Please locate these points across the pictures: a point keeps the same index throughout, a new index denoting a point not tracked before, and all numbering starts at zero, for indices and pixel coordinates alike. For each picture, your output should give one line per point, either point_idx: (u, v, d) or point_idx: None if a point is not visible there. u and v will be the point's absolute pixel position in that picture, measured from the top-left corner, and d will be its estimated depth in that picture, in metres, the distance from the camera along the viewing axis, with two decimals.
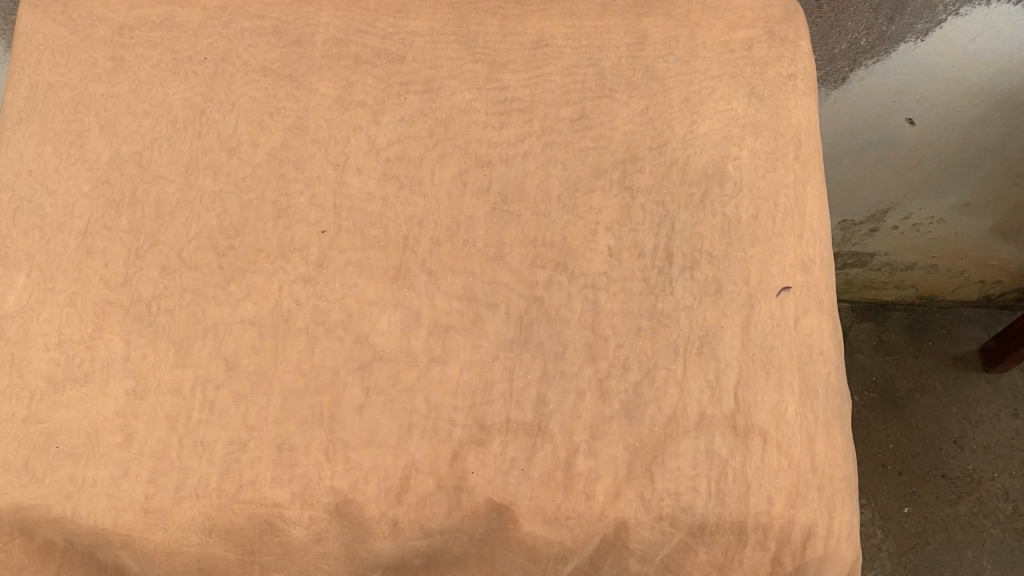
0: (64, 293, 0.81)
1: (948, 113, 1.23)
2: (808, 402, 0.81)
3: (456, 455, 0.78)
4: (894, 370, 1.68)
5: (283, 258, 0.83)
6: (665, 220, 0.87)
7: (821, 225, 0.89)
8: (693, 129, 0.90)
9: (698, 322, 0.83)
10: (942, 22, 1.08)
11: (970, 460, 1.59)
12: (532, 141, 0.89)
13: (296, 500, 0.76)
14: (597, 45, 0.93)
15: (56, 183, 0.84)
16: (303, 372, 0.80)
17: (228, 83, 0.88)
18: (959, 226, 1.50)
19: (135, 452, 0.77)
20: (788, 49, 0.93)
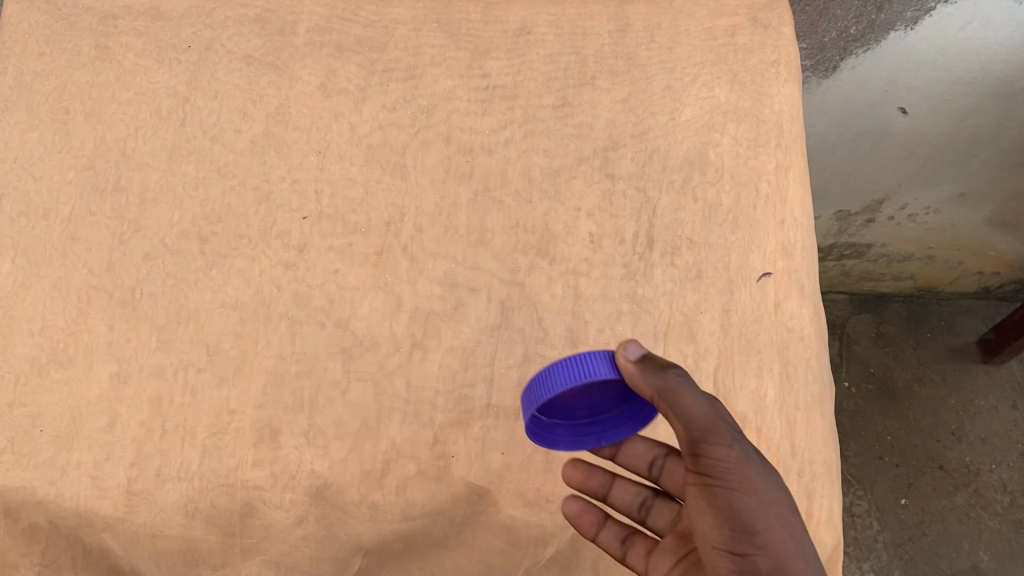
0: (49, 279, 0.81)
1: (942, 100, 1.20)
2: (790, 386, 0.81)
3: (437, 438, 0.79)
4: (892, 363, 1.65)
5: (265, 244, 0.84)
6: (647, 205, 0.87)
7: (804, 211, 0.88)
8: (675, 117, 0.90)
9: (678, 307, 0.83)
10: (931, 10, 1.06)
11: (967, 452, 1.57)
12: (514, 128, 0.89)
13: (277, 483, 0.77)
14: (580, 33, 0.93)
15: (41, 170, 0.85)
16: (284, 357, 0.81)
17: (211, 71, 0.89)
18: (956, 216, 1.48)
19: (118, 435, 0.77)
20: (771, 35, 0.93)
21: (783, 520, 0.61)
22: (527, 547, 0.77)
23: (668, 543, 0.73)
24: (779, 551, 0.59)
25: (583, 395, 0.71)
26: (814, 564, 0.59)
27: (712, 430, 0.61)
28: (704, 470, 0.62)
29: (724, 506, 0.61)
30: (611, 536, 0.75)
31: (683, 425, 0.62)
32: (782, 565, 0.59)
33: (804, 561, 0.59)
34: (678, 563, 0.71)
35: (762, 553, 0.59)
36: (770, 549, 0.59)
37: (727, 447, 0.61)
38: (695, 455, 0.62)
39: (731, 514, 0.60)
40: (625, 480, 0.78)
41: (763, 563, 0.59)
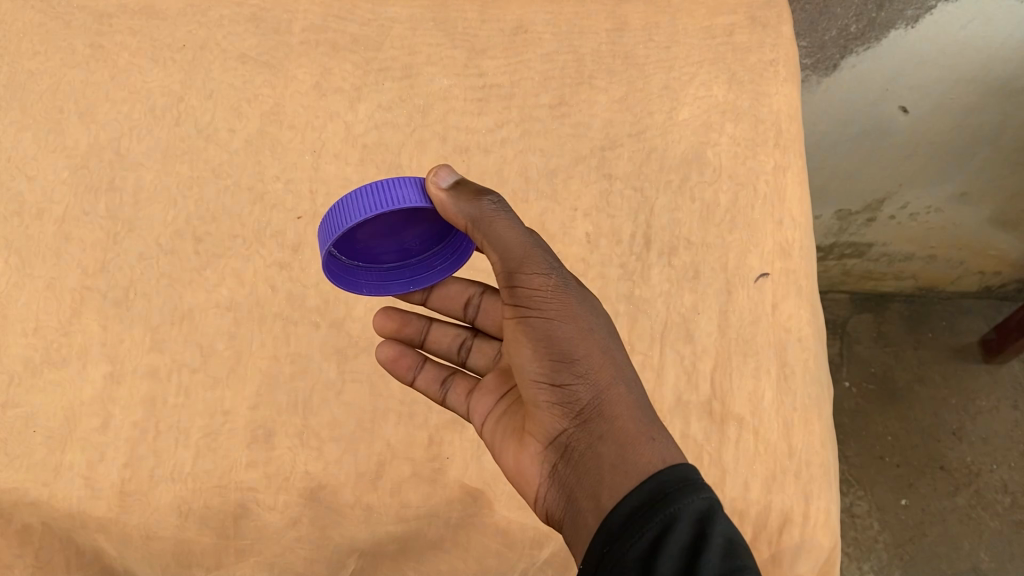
0: (42, 279, 0.81)
1: (943, 101, 1.18)
2: (787, 387, 0.79)
3: (432, 440, 0.79)
4: (893, 362, 1.54)
5: (259, 244, 0.84)
6: (644, 206, 0.87)
7: (802, 212, 0.87)
8: (673, 116, 0.90)
9: (676, 308, 0.83)
10: (932, 8, 1.05)
11: (967, 452, 1.44)
12: (510, 128, 0.89)
13: (271, 485, 0.76)
14: (577, 32, 0.93)
15: (35, 169, 0.85)
16: (278, 358, 0.80)
17: (206, 70, 0.89)
18: (955, 216, 1.41)
19: (110, 436, 0.77)
20: (770, 35, 0.93)
21: (608, 340, 0.59)
22: (522, 550, 0.76)
23: (488, 382, 0.69)
24: (608, 391, 0.57)
25: (427, 228, 0.69)
26: (650, 425, 0.55)
27: (528, 259, 0.59)
28: (523, 300, 0.59)
29: (545, 335, 0.58)
30: (431, 380, 0.74)
31: (500, 255, 0.60)
32: (610, 411, 0.56)
33: (638, 427, 0.55)
34: (499, 401, 0.67)
35: (602, 426, 0.56)
36: (604, 401, 0.56)
37: (543, 275, 0.59)
38: (512, 286, 0.59)
39: (559, 346, 0.57)
40: (442, 325, 0.77)
41: (584, 392, 0.57)
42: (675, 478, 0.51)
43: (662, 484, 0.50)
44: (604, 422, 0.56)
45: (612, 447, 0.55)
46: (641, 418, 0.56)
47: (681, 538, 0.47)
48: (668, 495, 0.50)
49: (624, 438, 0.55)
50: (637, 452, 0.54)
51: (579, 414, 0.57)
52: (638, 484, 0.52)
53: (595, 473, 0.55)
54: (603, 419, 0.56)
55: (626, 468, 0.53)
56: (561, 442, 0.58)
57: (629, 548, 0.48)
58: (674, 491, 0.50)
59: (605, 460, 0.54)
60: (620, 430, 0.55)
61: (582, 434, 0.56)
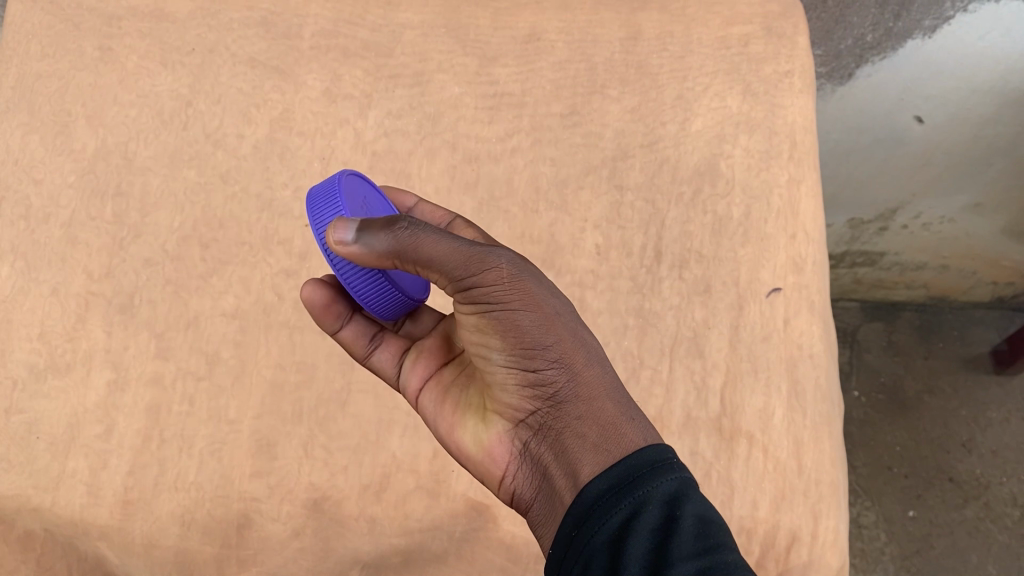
0: (48, 284, 0.81)
1: (957, 113, 1.17)
2: (797, 404, 0.79)
3: (437, 452, 0.78)
4: (902, 371, 1.52)
5: (266, 251, 0.83)
6: (655, 218, 0.86)
7: (816, 227, 0.86)
8: (685, 127, 0.88)
9: (685, 322, 0.82)
10: (950, 18, 1.04)
11: (977, 464, 1.42)
12: (521, 137, 0.88)
13: (274, 495, 0.75)
14: (590, 41, 0.91)
15: (42, 173, 0.84)
16: (284, 367, 0.80)
17: (215, 74, 0.88)
18: (969, 226, 1.39)
19: (115, 444, 0.76)
20: (786, 45, 0.91)
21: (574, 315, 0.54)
22: (526, 564, 0.75)
23: (425, 346, 0.65)
24: (581, 371, 0.51)
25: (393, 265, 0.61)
26: (628, 404, 0.51)
27: (477, 260, 0.50)
28: (476, 298, 0.51)
29: (509, 327, 0.51)
30: (359, 332, 0.67)
31: (439, 270, 0.50)
32: (588, 393, 0.51)
33: (617, 408, 0.51)
34: (445, 369, 0.63)
35: (578, 408, 0.51)
36: (581, 383, 0.51)
37: (496, 272, 0.50)
38: (464, 291, 0.51)
39: (525, 339, 0.51)
40: None
41: (560, 376, 0.51)
42: (645, 460, 0.47)
43: (633, 467, 0.47)
44: (581, 406, 0.51)
45: (594, 429, 0.50)
46: (621, 397, 0.51)
47: (650, 519, 0.44)
48: (637, 477, 0.46)
49: (605, 419, 0.50)
50: (621, 432, 0.49)
51: (550, 396, 0.52)
52: (614, 465, 0.47)
53: (573, 454, 0.50)
54: (581, 401, 0.51)
55: (610, 448, 0.48)
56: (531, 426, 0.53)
57: (598, 530, 0.45)
58: (645, 474, 0.46)
59: (587, 442, 0.49)
60: (601, 412, 0.50)
61: (556, 418, 0.52)
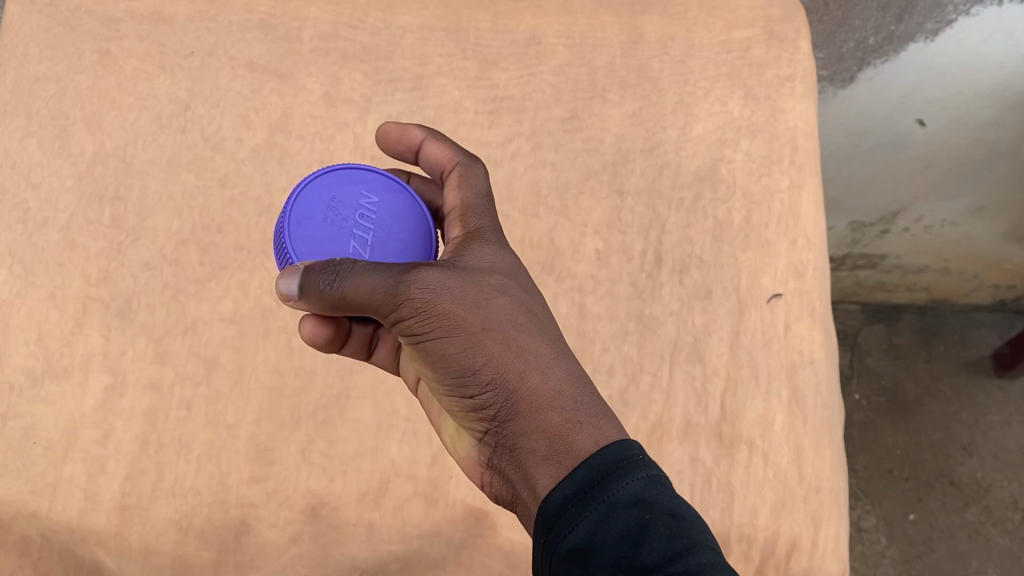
0: (45, 288, 0.80)
1: (959, 116, 1.16)
2: (798, 412, 0.79)
3: (436, 458, 0.78)
4: (903, 374, 1.52)
5: (265, 256, 0.82)
6: (656, 222, 0.85)
7: (817, 232, 0.85)
8: (686, 131, 0.88)
9: (686, 327, 0.82)
10: (952, 22, 1.04)
11: (978, 468, 1.42)
12: (522, 141, 0.87)
13: (272, 501, 0.75)
14: (591, 44, 0.91)
15: (40, 176, 0.84)
16: (282, 371, 0.79)
17: (214, 77, 0.87)
18: (970, 229, 1.38)
19: (112, 449, 0.76)
20: (787, 49, 0.91)
21: (512, 321, 0.52)
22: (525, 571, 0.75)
23: None
24: (520, 387, 0.51)
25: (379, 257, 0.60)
26: (576, 406, 0.50)
27: (398, 292, 0.51)
28: (408, 331, 0.52)
29: (444, 351, 0.52)
30: (357, 349, 0.69)
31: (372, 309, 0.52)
32: (530, 405, 0.51)
33: (560, 415, 0.50)
34: None
35: (522, 423, 0.51)
36: (522, 396, 0.51)
37: (417, 300, 0.51)
38: (397, 324, 0.52)
39: (458, 366, 0.52)
40: None
41: (501, 393, 0.51)
42: (607, 461, 0.47)
43: (596, 469, 0.47)
44: (523, 423, 0.51)
45: (541, 441, 0.50)
46: (566, 400, 0.50)
47: (619, 526, 0.44)
48: (598, 482, 0.46)
49: (549, 429, 0.50)
50: (567, 441, 0.49)
51: (496, 414, 0.52)
52: (570, 476, 0.47)
53: (528, 468, 0.50)
54: (523, 417, 0.51)
55: (558, 459, 0.49)
56: (490, 440, 0.54)
57: (567, 536, 0.45)
58: (606, 479, 0.46)
59: (536, 456, 0.50)
60: (544, 422, 0.50)
61: (506, 433, 0.52)
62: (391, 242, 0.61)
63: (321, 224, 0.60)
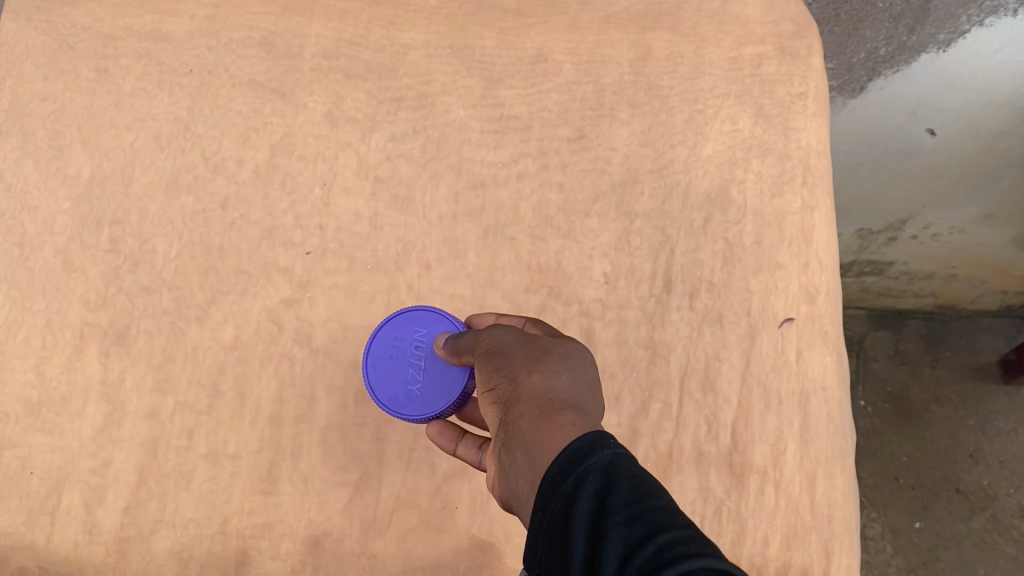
0: (43, 314, 0.79)
1: (970, 125, 1.15)
2: (810, 439, 0.78)
3: (440, 487, 0.76)
4: (909, 381, 1.52)
5: (265, 280, 0.80)
6: (665, 245, 0.84)
7: (831, 254, 0.83)
8: (696, 151, 0.86)
9: (696, 353, 0.80)
10: (965, 32, 1.01)
11: (985, 475, 1.44)
12: (528, 161, 0.85)
13: (274, 532, 0.74)
14: (599, 61, 0.88)
15: (37, 200, 0.82)
16: (283, 399, 0.78)
17: (213, 97, 0.85)
18: (978, 236, 1.37)
19: (111, 479, 0.75)
20: (799, 66, 0.88)
21: (548, 351, 0.55)
22: None
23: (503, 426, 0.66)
24: (529, 385, 0.52)
25: (435, 377, 0.67)
26: (575, 406, 0.50)
27: (479, 334, 0.59)
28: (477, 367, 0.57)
29: (485, 369, 0.56)
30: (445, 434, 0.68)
31: (464, 351, 0.60)
32: (530, 398, 0.51)
33: (554, 402, 0.50)
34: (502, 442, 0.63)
35: (521, 411, 0.51)
36: (525, 393, 0.52)
37: (487, 336, 0.58)
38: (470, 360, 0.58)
39: (491, 376, 0.55)
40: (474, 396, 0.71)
41: (509, 392, 0.53)
42: (586, 436, 0.45)
43: (572, 445, 0.45)
44: (523, 416, 0.50)
45: (531, 424, 0.49)
46: (563, 397, 0.51)
47: (590, 484, 0.42)
48: (577, 452, 0.44)
49: (541, 412, 0.49)
50: (552, 420, 0.48)
51: (506, 417, 0.52)
52: (555, 456, 0.45)
53: (520, 453, 0.49)
54: (523, 408, 0.51)
55: (543, 433, 0.48)
56: (499, 452, 0.53)
57: (550, 507, 0.43)
58: (585, 449, 0.44)
59: (523, 436, 0.49)
60: (538, 407, 0.50)
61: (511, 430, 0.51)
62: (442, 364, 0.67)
63: (388, 361, 0.68)
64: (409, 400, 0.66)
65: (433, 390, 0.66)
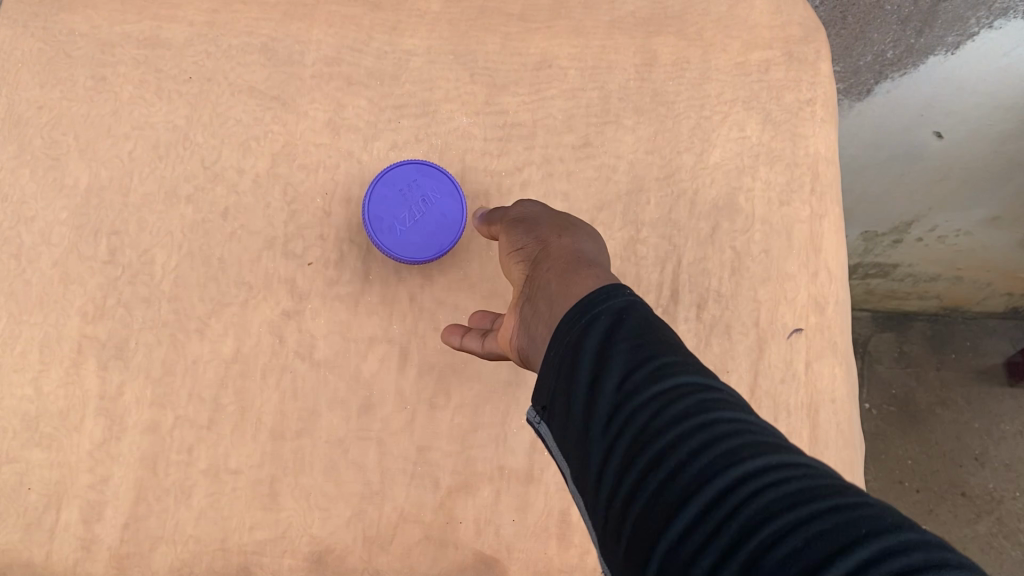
0: (40, 326, 0.78)
1: (978, 128, 1.14)
2: (819, 453, 0.77)
3: (444, 502, 0.75)
4: (914, 384, 1.55)
5: (266, 291, 0.79)
6: (672, 254, 0.82)
7: (839, 263, 0.82)
8: (703, 158, 0.85)
9: (703, 365, 0.79)
10: (974, 35, 1.00)
11: (991, 479, 1.47)
12: (532, 170, 0.84)
13: (276, 548, 0.73)
14: (604, 67, 0.87)
15: (34, 210, 0.81)
16: (285, 413, 0.76)
17: (213, 105, 0.84)
18: (985, 240, 1.38)
19: (110, 495, 0.74)
20: (807, 71, 0.87)
21: (573, 226, 0.65)
22: None
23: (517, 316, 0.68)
24: (555, 246, 0.62)
25: (416, 239, 0.79)
26: (597, 266, 0.57)
27: (515, 204, 0.71)
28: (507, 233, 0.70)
29: (513, 228, 0.68)
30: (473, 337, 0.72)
31: (497, 215, 0.72)
32: (555, 256, 0.60)
33: (581, 266, 0.57)
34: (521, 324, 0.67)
35: (549, 272, 0.58)
36: (549, 252, 0.61)
37: (518, 207, 0.70)
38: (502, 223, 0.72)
39: (522, 238, 0.65)
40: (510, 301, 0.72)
41: (537, 253, 0.62)
42: (603, 287, 0.51)
43: (592, 292, 0.51)
44: (551, 271, 0.58)
45: (557, 278, 0.57)
46: (585, 258, 0.59)
47: (602, 320, 0.48)
48: (594, 298, 0.50)
49: (569, 270, 0.57)
50: (577, 276, 0.55)
51: (533, 272, 0.61)
52: (575, 298, 0.53)
53: (545, 300, 0.56)
54: (551, 262, 0.59)
55: (568, 285, 0.55)
56: (523, 303, 0.61)
57: (565, 339, 0.49)
58: (599, 294, 0.50)
59: (551, 285, 0.57)
60: (566, 268, 0.57)
61: (538, 285, 0.59)
62: (428, 234, 0.79)
63: (399, 195, 0.79)
64: (395, 230, 0.79)
65: (417, 241, 0.79)
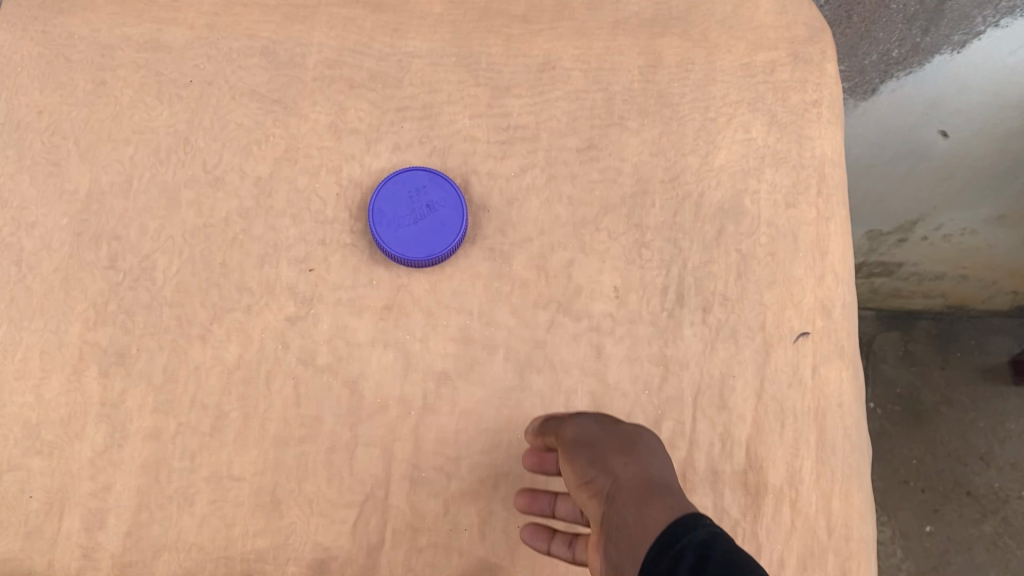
0: (40, 333, 0.77)
1: (984, 127, 1.13)
2: (827, 458, 0.76)
3: (449, 509, 0.75)
4: (919, 382, 1.54)
5: (269, 296, 0.79)
6: (677, 257, 0.81)
7: (847, 265, 0.82)
8: (708, 161, 0.84)
9: (709, 369, 0.78)
10: (980, 34, 0.99)
11: (997, 478, 1.47)
12: (536, 173, 0.83)
13: (279, 556, 0.73)
14: (608, 69, 0.86)
15: (34, 216, 0.80)
16: (288, 419, 0.76)
17: (214, 109, 0.83)
18: (990, 238, 1.37)
19: (112, 503, 0.73)
20: (813, 72, 0.86)
21: (632, 441, 0.63)
22: None
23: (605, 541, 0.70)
24: (620, 471, 0.60)
25: (412, 241, 0.78)
26: (665, 492, 0.56)
27: (562, 423, 0.69)
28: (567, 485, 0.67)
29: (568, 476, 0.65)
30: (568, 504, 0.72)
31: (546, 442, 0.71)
32: (622, 489, 0.58)
33: (648, 497, 0.56)
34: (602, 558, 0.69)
35: (618, 511, 0.57)
36: (620, 480, 0.59)
37: (569, 427, 0.67)
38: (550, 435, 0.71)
39: (585, 469, 0.62)
40: None
41: (605, 482, 0.60)
42: (681, 521, 0.51)
43: (668, 531, 0.51)
44: (624, 502, 0.57)
45: (634, 506, 0.56)
46: (654, 484, 0.58)
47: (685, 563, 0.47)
48: (674, 535, 0.50)
49: (640, 500, 0.56)
50: (649, 506, 0.55)
51: (604, 509, 0.59)
52: (653, 536, 0.52)
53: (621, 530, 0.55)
54: (621, 496, 0.57)
55: (641, 518, 0.54)
56: (598, 538, 0.60)
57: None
58: (676, 535, 0.50)
59: (631, 512, 0.55)
60: (636, 497, 0.56)
61: (608, 530, 0.57)
62: (425, 238, 0.78)
63: (406, 195, 0.79)
64: (392, 228, 0.78)
65: (408, 241, 0.78)
